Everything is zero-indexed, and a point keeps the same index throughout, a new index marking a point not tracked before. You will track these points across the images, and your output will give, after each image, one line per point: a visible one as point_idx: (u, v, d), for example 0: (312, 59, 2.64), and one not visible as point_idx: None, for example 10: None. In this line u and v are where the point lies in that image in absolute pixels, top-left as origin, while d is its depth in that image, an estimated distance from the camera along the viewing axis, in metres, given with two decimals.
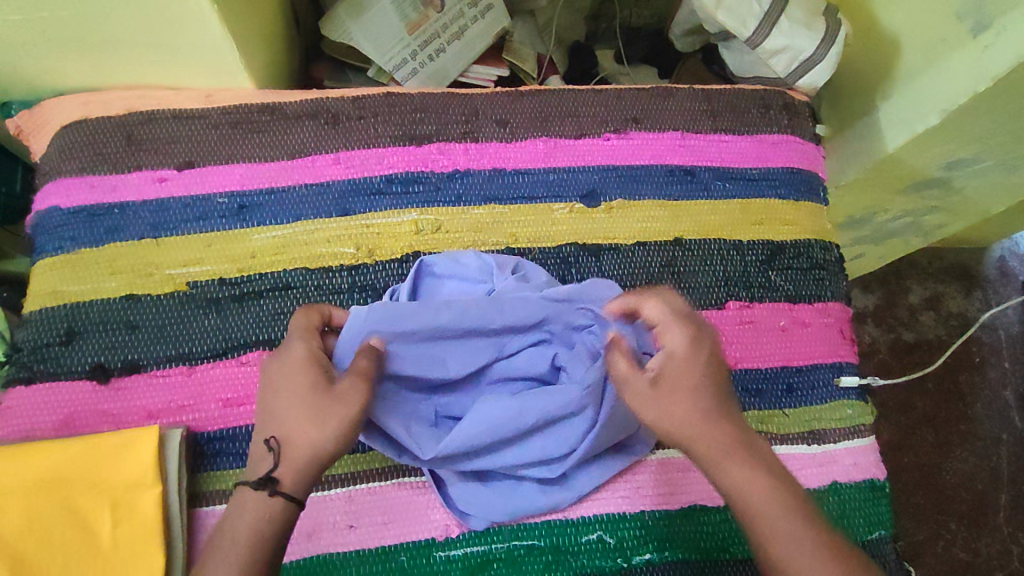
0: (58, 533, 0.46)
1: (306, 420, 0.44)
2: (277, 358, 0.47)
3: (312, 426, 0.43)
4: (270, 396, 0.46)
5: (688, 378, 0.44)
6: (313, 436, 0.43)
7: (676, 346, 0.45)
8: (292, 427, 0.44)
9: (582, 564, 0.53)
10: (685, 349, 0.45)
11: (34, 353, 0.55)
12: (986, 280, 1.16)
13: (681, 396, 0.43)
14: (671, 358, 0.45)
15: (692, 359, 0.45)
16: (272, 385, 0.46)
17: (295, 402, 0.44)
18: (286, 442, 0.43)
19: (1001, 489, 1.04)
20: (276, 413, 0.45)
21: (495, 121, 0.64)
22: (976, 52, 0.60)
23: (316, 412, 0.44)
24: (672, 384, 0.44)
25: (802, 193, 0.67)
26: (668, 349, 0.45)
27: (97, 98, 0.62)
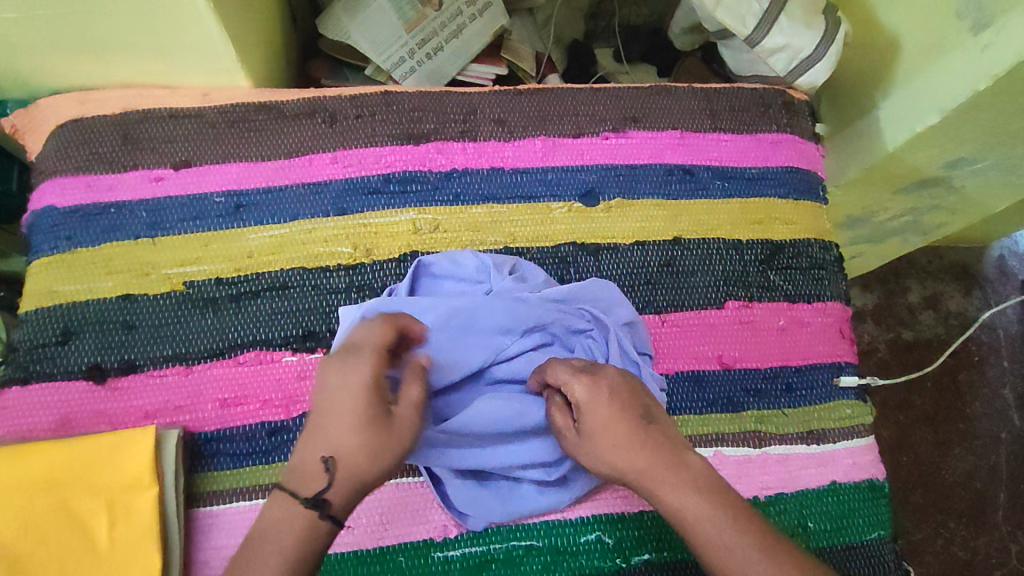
0: (55, 534, 0.46)
1: (367, 449, 0.43)
2: (341, 373, 0.44)
3: (370, 456, 0.43)
4: (330, 412, 0.43)
5: (605, 425, 0.46)
6: (368, 467, 0.43)
7: (579, 398, 0.47)
8: (348, 451, 0.42)
9: (581, 564, 0.53)
10: (586, 401, 0.47)
11: (30, 353, 0.55)
12: (985, 279, 1.16)
13: (605, 444, 0.46)
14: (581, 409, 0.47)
15: (603, 403, 0.47)
16: (334, 399, 0.44)
17: (355, 424, 0.43)
18: (342, 463, 0.42)
19: (1000, 488, 1.04)
20: (330, 429, 0.43)
21: (494, 120, 0.63)
22: (976, 51, 0.59)
23: (377, 442, 0.43)
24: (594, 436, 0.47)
25: (801, 192, 0.66)
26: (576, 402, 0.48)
27: (93, 97, 0.61)
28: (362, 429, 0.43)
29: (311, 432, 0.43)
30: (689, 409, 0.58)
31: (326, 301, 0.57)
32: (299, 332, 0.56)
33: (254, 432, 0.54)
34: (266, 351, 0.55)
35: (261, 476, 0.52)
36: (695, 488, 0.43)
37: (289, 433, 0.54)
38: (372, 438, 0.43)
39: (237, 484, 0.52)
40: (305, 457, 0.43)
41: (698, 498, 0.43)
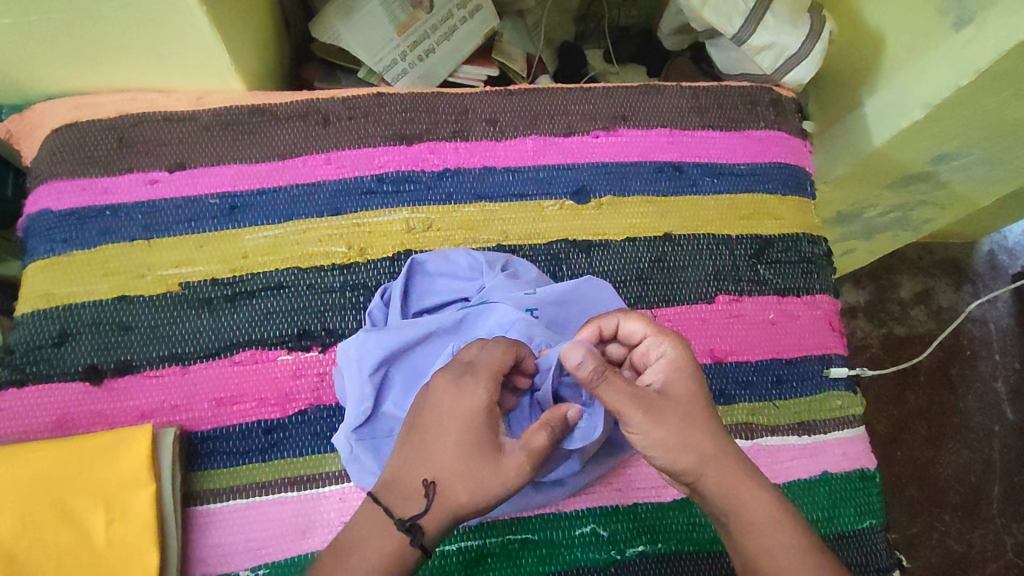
0: (52, 534, 0.46)
1: (468, 477, 0.42)
2: (455, 393, 0.44)
3: (469, 486, 0.42)
4: (441, 431, 0.43)
5: (691, 392, 0.45)
6: (468, 498, 0.42)
7: (676, 354, 0.47)
8: (449, 481, 0.42)
9: (576, 557, 0.53)
10: (685, 361, 0.46)
11: (27, 355, 0.55)
12: (975, 273, 1.17)
13: (685, 417, 0.44)
14: (671, 370, 0.46)
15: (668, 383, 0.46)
16: (442, 418, 0.44)
17: (462, 451, 0.43)
18: (442, 491, 0.42)
19: (994, 481, 1.05)
20: (436, 451, 0.43)
21: (485, 120, 0.64)
22: (958, 47, 0.60)
23: (480, 475, 0.42)
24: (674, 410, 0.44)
25: (790, 187, 0.67)
26: (667, 361, 0.46)
27: (86, 101, 0.62)
28: (469, 458, 0.42)
29: (416, 452, 0.44)
30: None
31: (322, 301, 0.58)
32: (295, 330, 0.57)
33: (251, 430, 0.54)
34: (262, 350, 0.56)
35: (257, 474, 0.53)
36: (768, 490, 0.44)
37: (285, 431, 0.54)
38: (478, 469, 0.42)
39: (234, 483, 0.53)
40: (407, 476, 0.43)
41: (765, 497, 0.44)
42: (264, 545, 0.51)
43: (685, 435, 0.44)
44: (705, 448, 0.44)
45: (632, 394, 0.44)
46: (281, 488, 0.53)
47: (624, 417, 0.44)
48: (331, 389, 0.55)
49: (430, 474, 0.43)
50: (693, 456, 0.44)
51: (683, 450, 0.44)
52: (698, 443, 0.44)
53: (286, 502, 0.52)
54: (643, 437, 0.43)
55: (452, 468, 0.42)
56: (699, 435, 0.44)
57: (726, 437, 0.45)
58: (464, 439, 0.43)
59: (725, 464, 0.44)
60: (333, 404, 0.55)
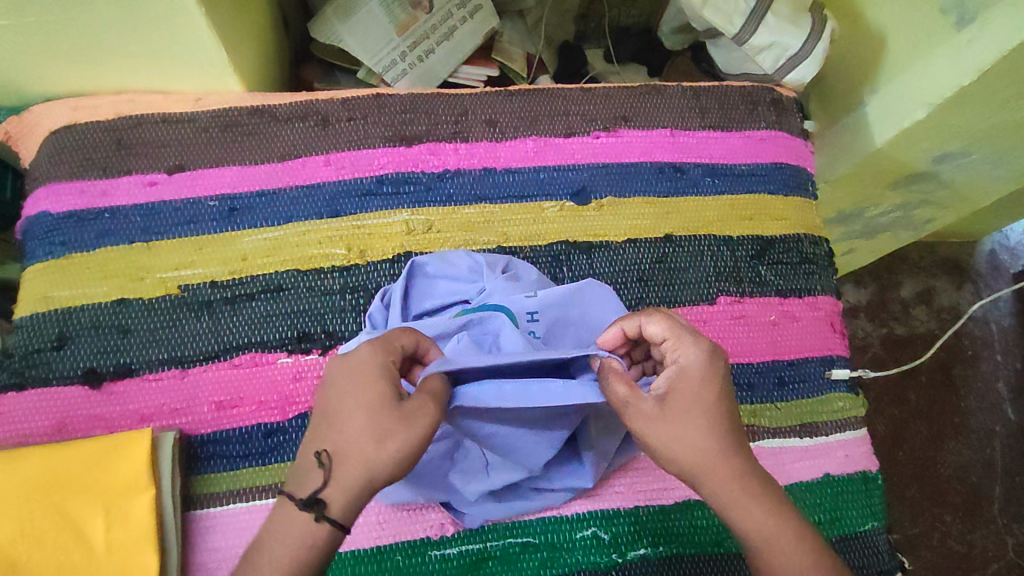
0: (51, 538, 0.46)
1: (370, 434, 0.40)
2: (343, 359, 0.43)
3: (372, 444, 0.39)
4: (342, 398, 0.41)
5: (701, 398, 0.43)
6: (373, 455, 0.39)
7: (691, 361, 0.45)
8: (357, 449, 0.40)
9: (577, 560, 0.53)
10: (699, 367, 0.44)
11: (25, 359, 0.55)
12: (977, 273, 1.17)
13: (688, 423, 0.42)
14: (683, 376, 0.44)
15: (679, 385, 0.44)
16: (336, 384, 0.42)
17: (364, 413, 0.40)
18: (342, 459, 0.40)
19: (996, 481, 1.05)
20: (337, 422, 0.41)
21: (485, 121, 0.64)
22: (961, 46, 0.60)
23: (384, 430, 0.40)
24: (673, 413, 0.43)
25: (790, 188, 0.67)
26: (680, 367, 0.45)
27: (84, 103, 0.61)
28: (373, 420, 0.40)
29: (326, 428, 0.41)
30: None
31: (322, 303, 0.57)
32: (295, 333, 0.56)
33: (251, 433, 0.54)
34: (262, 352, 0.56)
35: (257, 478, 0.53)
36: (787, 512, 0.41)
37: (285, 434, 0.54)
38: (383, 424, 0.40)
39: (235, 486, 0.52)
40: (306, 455, 0.41)
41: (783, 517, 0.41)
42: None
43: (685, 439, 0.42)
44: (706, 451, 0.42)
45: (633, 396, 0.43)
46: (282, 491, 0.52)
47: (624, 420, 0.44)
48: None
49: (329, 445, 0.41)
50: (685, 460, 0.42)
51: (680, 453, 0.42)
52: (698, 447, 0.42)
53: None
54: (642, 435, 0.43)
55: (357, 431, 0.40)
56: (696, 439, 0.42)
57: (735, 445, 0.43)
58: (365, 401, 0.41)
59: (721, 475, 0.42)
60: None
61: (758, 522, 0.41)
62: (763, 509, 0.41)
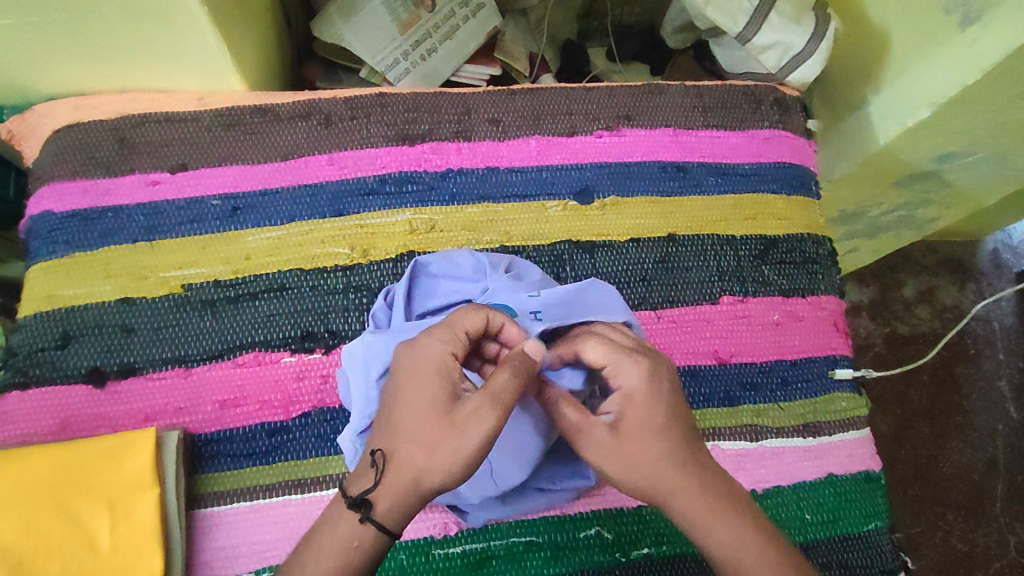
0: (56, 538, 0.46)
1: (425, 438, 0.40)
2: (408, 353, 0.44)
3: (426, 448, 0.40)
4: (403, 392, 0.42)
5: (646, 422, 0.43)
6: (426, 462, 0.40)
7: (632, 385, 0.44)
8: (411, 452, 0.40)
9: (581, 559, 0.53)
10: (640, 388, 0.43)
11: (29, 358, 0.55)
12: (979, 272, 1.16)
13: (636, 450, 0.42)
14: (627, 401, 0.43)
15: (630, 412, 0.43)
16: (400, 381, 0.43)
17: (421, 413, 0.41)
18: (394, 461, 0.41)
19: (998, 480, 1.05)
20: (396, 422, 0.42)
21: (488, 120, 0.64)
22: (964, 46, 0.60)
23: (438, 436, 0.40)
24: (628, 448, 0.42)
25: (794, 187, 0.67)
26: (622, 389, 0.44)
27: (88, 102, 0.62)
28: (428, 424, 0.41)
29: (388, 420, 0.43)
30: (693, 404, 0.58)
31: (326, 302, 0.57)
32: (298, 333, 0.56)
33: (254, 433, 0.54)
34: (265, 352, 0.56)
35: (261, 476, 0.53)
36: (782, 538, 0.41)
37: (289, 433, 0.54)
38: (437, 425, 0.41)
39: (239, 484, 0.53)
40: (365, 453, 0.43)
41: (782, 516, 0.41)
42: (270, 548, 0.51)
43: (632, 467, 0.42)
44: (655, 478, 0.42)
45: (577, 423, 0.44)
46: (286, 490, 0.52)
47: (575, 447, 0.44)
48: (334, 392, 0.55)
49: (385, 445, 0.42)
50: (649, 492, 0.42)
51: (639, 481, 0.42)
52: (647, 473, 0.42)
53: (291, 505, 0.52)
54: (590, 456, 0.43)
55: (414, 430, 0.41)
56: (654, 469, 0.42)
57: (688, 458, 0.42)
58: (427, 402, 0.41)
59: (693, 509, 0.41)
60: (337, 406, 0.55)
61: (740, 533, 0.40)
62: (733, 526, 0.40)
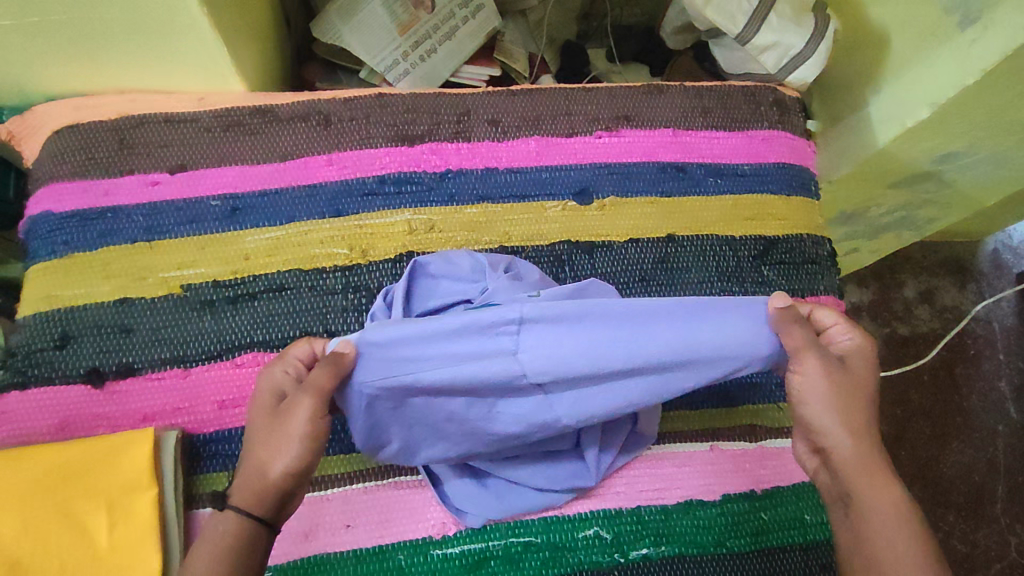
0: (54, 539, 0.46)
1: (263, 439, 0.46)
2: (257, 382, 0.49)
3: (267, 447, 0.46)
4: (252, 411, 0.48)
5: (860, 378, 0.49)
6: (266, 458, 0.46)
7: (854, 347, 0.50)
8: (252, 450, 0.46)
9: (579, 560, 0.53)
10: (862, 354, 0.50)
11: (28, 358, 0.55)
12: (980, 273, 1.16)
13: (851, 391, 0.48)
14: (853, 353, 0.49)
15: (856, 366, 0.49)
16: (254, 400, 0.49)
17: (259, 418, 0.48)
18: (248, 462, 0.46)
19: (999, 481, 1.05)
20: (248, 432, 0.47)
21: (487, 120, 0.64)
22: (964, 46, 0.60)
23: (274, 436, 0.46)
24: (852, 387, 0.48)
25: (793, 187, 0.67)
26: (849, 344, 0.50)
27: (88, 103, 0.62)
28: (262, 422, 0.47)
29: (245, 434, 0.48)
30: (692, 405, 0.58)
31: (325, 303, 0.57)
32: (297, 333, 0.56)
33: None
34: (263, 352, 0.56)
35: None
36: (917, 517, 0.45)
37: None
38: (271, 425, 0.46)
39: None
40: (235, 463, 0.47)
41: None
42: None
43: (838, 404, 0.47)
44: (857, 420, 0.47)
45: (813, 345, 0.48)
46: None
47: (802, 362, 0.47)
48: None
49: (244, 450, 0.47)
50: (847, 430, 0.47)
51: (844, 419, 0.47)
52: (852, 411, 0.47)
53: None
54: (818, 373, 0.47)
55: (253, 433, 0.47)
56: (855, 415, 0.47)
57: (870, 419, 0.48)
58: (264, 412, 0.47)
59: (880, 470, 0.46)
60: None
61: (886, 497, 0.45)
62: (889, 483, 0.46)
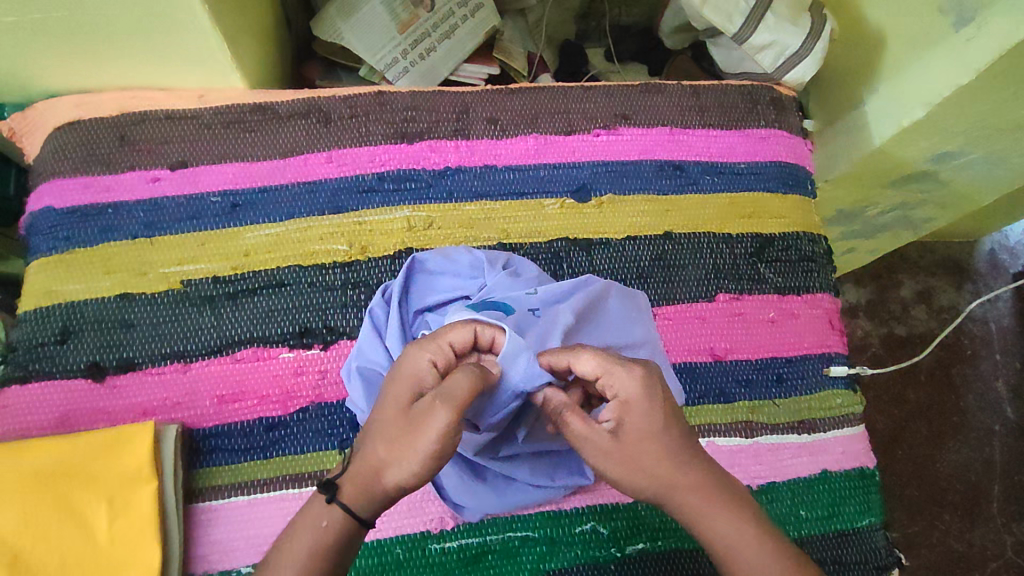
0: (55, 531, 0.47)
1: (387, 435, 0.41)
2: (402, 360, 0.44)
3: (388, 445, 0.41)
4: (387, 395, 0.43)
5: (648, 429, 0.42)
6: (385, 459, 0.41)
7: (629, 394, 0.42)
8: (374, 446, 0.42)
9: (576, 554, 0.54)
10: (640, 397, 0.42)
11: (29, 353, 0.55)
12: (976, 273, 1.17)
13: (644, 459, 0.41)
14: (625, 408, 0.42)
15: (644, 415, 0.42)
16: (391, 379, 0.44)
17: (390, 409, 0.42)
18: (367, 457, 0.42)
19: (995, 481, 1.05)
20: (377, 418, 0.43)
21: (486, 118, 0.64)
22: (959, 46, 0.60)
23: (399, 438, 0.40)
24: (653, 449, 0.41)
25: (790, 186, 0.67)
26: (621, 398, 0.42)
27: (89, 100, 0.62)
28: (390, 417, 0.42)
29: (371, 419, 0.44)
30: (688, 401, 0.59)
31: (325, 298, 0.58)
32: (296, 329, 0.57)
33: (253, 427, 0.54)
34: (263, 347, 0.56)
35: (258, 471, 0.53)
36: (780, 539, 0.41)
37: (287, 428, 0.54)
38: (400, 424, 0.41)
39: (235, 479, 0.53)
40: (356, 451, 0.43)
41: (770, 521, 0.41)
42: (239, 547, 0.51)
43: (645, 468, 0.41)
44: (657, 478, 0.41)
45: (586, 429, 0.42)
46: (251, 489, 0.53)
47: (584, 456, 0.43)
48: (332, 385, 0.56)
49: (364, 436, 0.43)
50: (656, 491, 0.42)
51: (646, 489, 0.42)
52: (648, 478, 0.41)
53: (257, 503, 0.52)
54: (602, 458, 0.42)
55: (381, 426, 0.42)
56: (655, 473, 0.41)
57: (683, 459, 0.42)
58: (396, 403, 0.42)
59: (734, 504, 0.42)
60: (333, 401, 0.55)
61: None
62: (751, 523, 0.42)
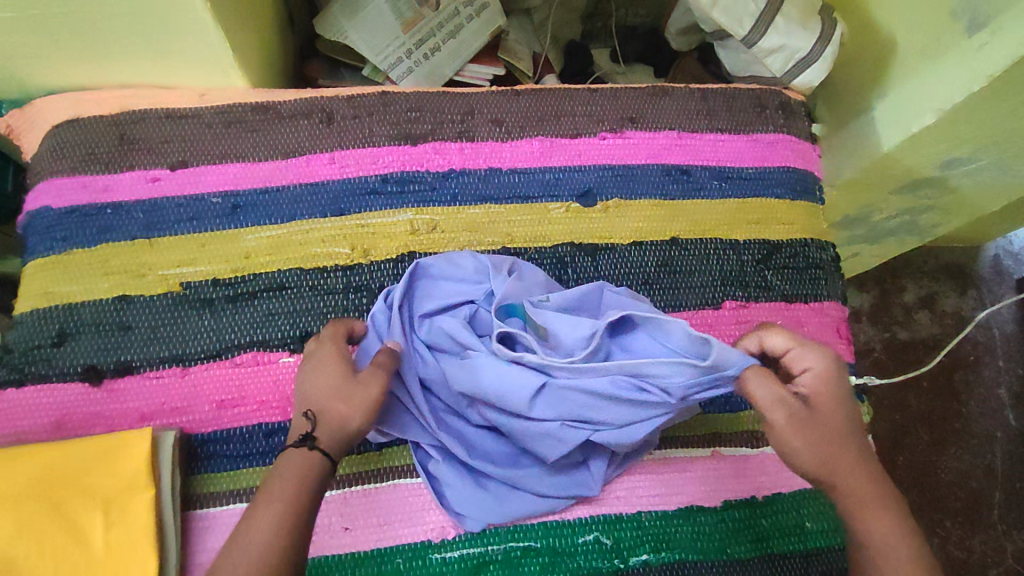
0: (49, 540, 0.46)
1: (340, 395, 0.45)
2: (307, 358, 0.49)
3: (346, 401, 0.45)
4: (314, 376, 0.47)
5: (836, 406, 0.45)
6: (347, 412, 0.44)
7: (819, 369, 0.46)
8: (329, 403, 0.45)
9: (578, 565, 0.53)
10: (827, 375, 0.45)
11: (25, 355, 0.54)
12: (981, 279, 1.16)
13: (837, 432, 0.44)
14: (818, 380, 0.45)
15: (830, 394, 0.45)
16: (311, 366, 0.47)
17: (327, 382, 0.46)
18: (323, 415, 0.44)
19: (997, 488, 1.04)
20: (314, 392, 0.46)
21: (491, 120, 0.64)
22: (971, 52, 0.60)
23: (353, 394, 0.45)
24: (831, 425, 0.44)
25: (798, 192, 0.67)
26: (810, 372, 0.46)
27: (88, 97, 0.61)
28: (332, 385, 0.46)
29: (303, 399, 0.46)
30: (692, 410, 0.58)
31: (327, 302, 0.57)
32: (297, 333, 0.56)
33: (251, 433, 0.53)
34: (264, 351, 0.55)
35: (255, 479, 0.52)
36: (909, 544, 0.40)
37: (285, 434, 0.53)
38: (349, 386, 0.45)
39: (234, 486, 0.52)
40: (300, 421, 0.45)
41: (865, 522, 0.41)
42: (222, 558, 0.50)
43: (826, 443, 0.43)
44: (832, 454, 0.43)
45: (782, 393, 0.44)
46: (234, 498, 0.52)
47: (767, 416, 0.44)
48: None
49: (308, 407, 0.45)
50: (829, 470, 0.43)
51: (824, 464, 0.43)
52: (829, 450, 0.43)
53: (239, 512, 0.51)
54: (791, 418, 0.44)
55: (325, 393, 0.45)
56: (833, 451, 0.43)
57: (852, 440, 0.44)
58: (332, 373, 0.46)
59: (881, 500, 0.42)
60: None
61: None
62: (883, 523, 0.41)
